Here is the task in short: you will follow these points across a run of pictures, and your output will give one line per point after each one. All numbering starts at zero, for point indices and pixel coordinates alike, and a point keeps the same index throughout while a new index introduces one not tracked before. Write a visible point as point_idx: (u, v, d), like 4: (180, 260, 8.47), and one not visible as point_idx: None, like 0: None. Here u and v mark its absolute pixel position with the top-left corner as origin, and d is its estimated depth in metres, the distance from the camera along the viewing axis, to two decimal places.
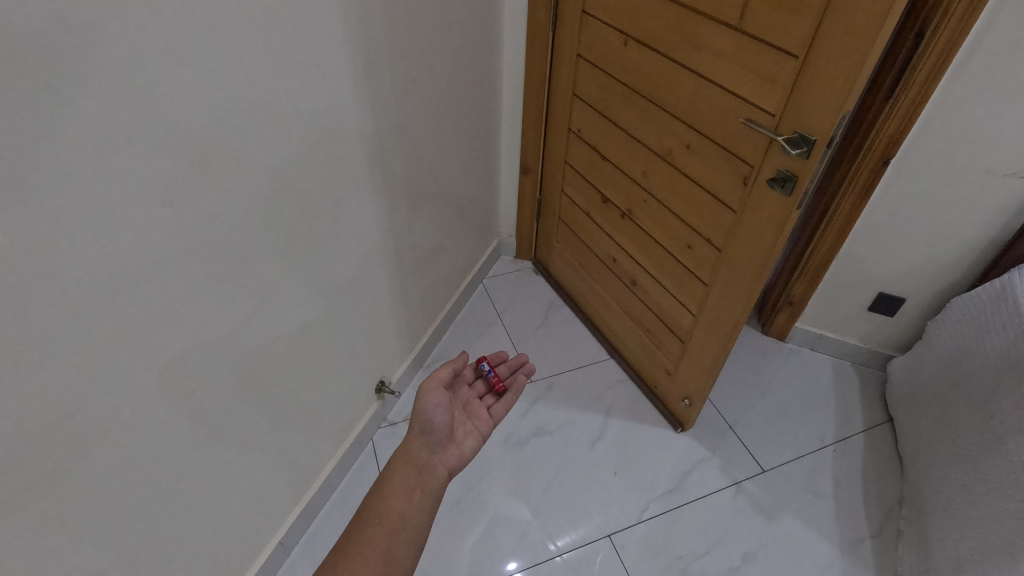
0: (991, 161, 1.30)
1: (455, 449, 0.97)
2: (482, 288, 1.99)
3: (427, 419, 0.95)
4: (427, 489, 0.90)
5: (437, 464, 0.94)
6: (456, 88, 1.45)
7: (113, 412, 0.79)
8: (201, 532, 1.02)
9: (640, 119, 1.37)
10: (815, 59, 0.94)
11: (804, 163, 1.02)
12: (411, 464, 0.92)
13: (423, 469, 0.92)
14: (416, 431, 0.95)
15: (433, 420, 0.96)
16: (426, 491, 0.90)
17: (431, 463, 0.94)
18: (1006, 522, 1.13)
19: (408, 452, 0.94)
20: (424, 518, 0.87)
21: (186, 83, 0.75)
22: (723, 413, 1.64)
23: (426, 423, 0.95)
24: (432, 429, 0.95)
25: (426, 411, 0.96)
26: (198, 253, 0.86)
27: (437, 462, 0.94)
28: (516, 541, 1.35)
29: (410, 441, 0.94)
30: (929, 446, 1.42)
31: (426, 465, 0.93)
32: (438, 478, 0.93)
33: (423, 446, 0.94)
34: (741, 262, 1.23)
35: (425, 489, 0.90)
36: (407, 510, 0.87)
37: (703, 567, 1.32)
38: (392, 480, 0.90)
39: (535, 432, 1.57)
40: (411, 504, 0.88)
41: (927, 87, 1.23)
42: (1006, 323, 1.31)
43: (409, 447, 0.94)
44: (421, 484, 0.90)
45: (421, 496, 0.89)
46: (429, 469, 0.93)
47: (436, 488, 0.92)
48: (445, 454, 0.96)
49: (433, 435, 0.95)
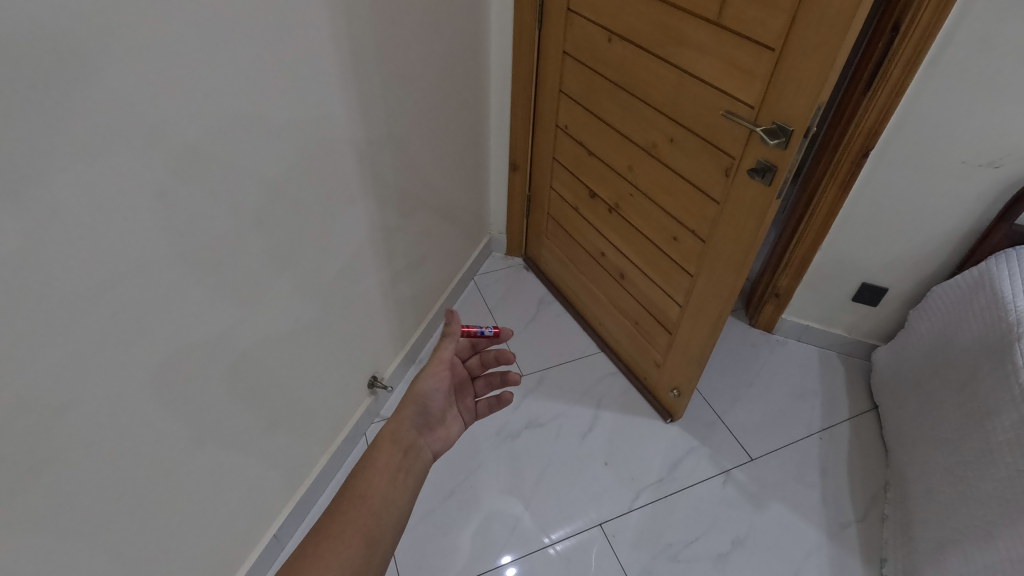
0: (965, 153, 1.33)
1: (441, 433, 0.94)
2: (472, 285, 2.00)
3: (425, 397, 0.91)
4: (410, 471, 0.85)
5: (423, 446, 0.90)
6: (445, 83, 1.45)
7: (104, 410, 0.79)
8: (195, 530, 1.03)
9: (624, 113, 1.39)
10: (791, 52, 0.96)
11: (782, 153, 1.04)
12: (398, 444, 0.87)
13: (408, 451, 0.87)
14: (410, 410, 0.90)
15: (430, 399, 0.92)
16: (409, 473, 0.85)
17: (418, 444, 0.89)
18: (986, 501, 1.16)
19: (396, 431, 0.88)
20: (407, 501, 0.82)
21: (174, 83, 0.75)
22: (712, 404, 1.66)
23: (421, 405, 0.91)
24: (425, 412, 0.91)
25: (424, 392, 0.91)
26: (191, 252, 0.86)
27: (423, 444, 0.90)
28: (509, 533, 1.37)
29: (404, 421, 0.89)
30: (911, 432, 1.46)
31: (413, 446, 0.88)
32: (423, 460, 0.89)
33: (412, 428, 0.90)
34: (724, 251, 1.24)
35: (409, 472, 0.85)
36: (390, 491, 0.81)
37: (693, 553, 1.35)
38: (377, 459, 0.83)
39: (527, 425, 1.58)
40: (394, 485, 0.82)
41: (904, 80, 1.25)
42: (983, 310, 1.34)
43: (399, 426, 0.88)
44: (405, 466, 0.85)
45: (405, 479, 0.84)
46: (415, 451, 0.88)
47: (417, 471, 0.87)
48: (433, 437, 0.93)
49: (424, 417, 0.91)
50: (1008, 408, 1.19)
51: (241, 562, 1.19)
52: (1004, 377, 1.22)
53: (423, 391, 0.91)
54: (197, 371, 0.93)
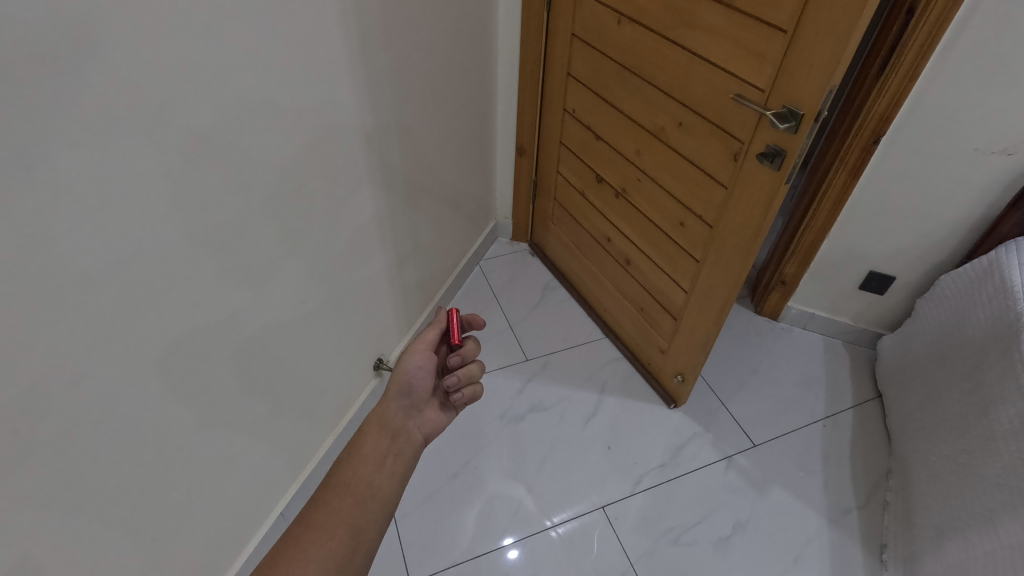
0: (978, 140, 1.31)
1: (431, 415, 0.94)
2: (478, 269, 2.00)
3: (409, 377, 0.92)
4: (398, 455, 0.86)
5: (412, 429, 0.91)
6: (452, 64, 1.44)
7: (111, 391, 0.79)
8: (202, 509, 1.04)
9: (632, 96, 1.37)
10: (804, 35, 0.94)
11: (792, 137, 1.03)
12: (385, 429, 0.88)
13: (396, 436, 0.88)
14: (394, 393, 0.91)
15: (414, 380, 0.92)
16: (398, 458, 0.85)
17: (407, 427, 0.90)
18: (988, 488, 1.17)
19: (383, 415, 0.90)
20: (395, 488, 0.82)
21: (181, 62, 0.75)
22: (715, 390, 1.67)
23: (405, 384, 0.92)
24: (411, 393, 0.92)
25: (407, 372, 0.92)
26: (199, 233, 0.86)
27: (413, 427, 0.91)
28: (510, 516, 1.38)
29: (390, 406, 0.91)
30: (915, 421, 1.46)
31: (401, 429, 0.89)
32: (413, 443, 0.89)
33: (398, 411, 0.91)
34: (734, 238, 1.23)
35: (397, 456, 0.85)
36: (377, 478, 0.81)
37: (694, 537, 1.36)
38: (363, 447, 0.84)
39: (531, 408, 1.59)
40: (381, 471, 0.82)
41: (917, 65, 1.24)
42: (992, 298, 1.33)
43: (384, 412, 0.90)
44: (392, 452, 0.85)
45: (393, 463, 0.84)
46: (403, 434, 0.89)
47: (408, 455, 0.87)
48: (422, 419, 0.93)
49: (412, 398, 0.92)
50: (1013, 397, 1.19)
51: (247, 540, 1.21)
52: (1010, 367, 1.22)
53: (408, 371, 0.92)
54: (203, 354, 0.93)
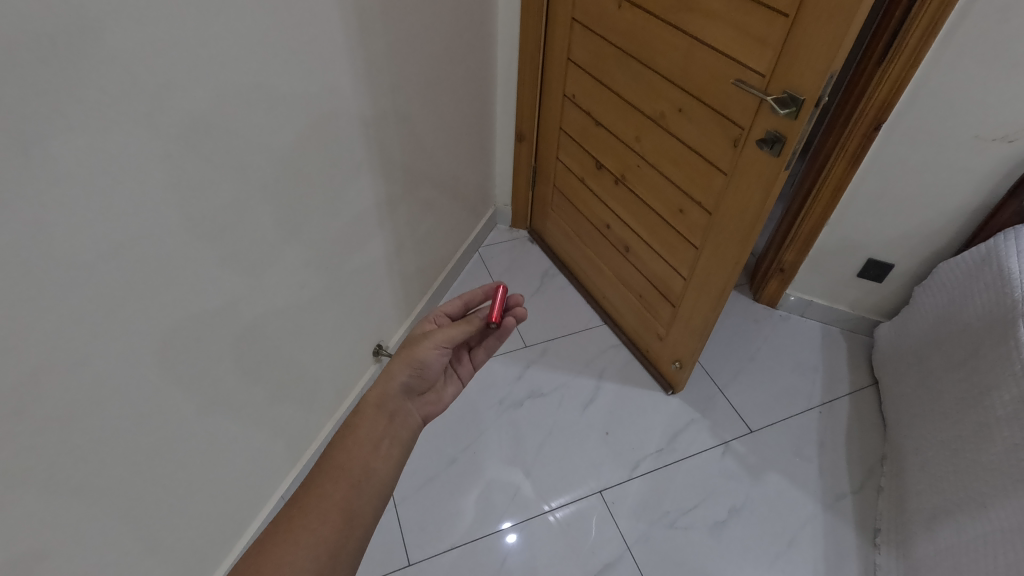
0: (979, 127, 1.31)
1: (432, 398, 0.96)
2: (477, 256, 2.00)
3: (424, 363, 0.91)
4: (396, 439, 0.86)
5: (411, 410, 0.91)
6: (452, 48, 1.42)
7: (110, 377, 0.80)
8: (201, 492, 1.05)
9: (632, 82, 1.36)
10: (804, 19, 0.94)
11: (792, 123, 1.02)
12: (383, 410, 0.87)
13: (393, 417, 0.88)
14: (405, 371, 0.90)
15: (427, 366, 0.91)
16: (394, 441, 0.86)
17: (405, 408, 0.90)
18: (982, 473, 1.18)
19: (381, 394, 0.89)
20: (389, 472, 0.83)
21: (179, 47, 0.74)
22: (712, 375, 1.68)
23: (416, 368, 0.90)
24: (420, 377, 0.91)
25: (423, 359, 0.90)
26: (197, 218, 0.86)
27: (411, 408, 0.91)
28: (508, 500, 1.39)
29: (395, 382, 0.89)
30: (911, 408, 1.47)
31: (399, 410, 0.89)
32: (409, 425, 0.90)
33: (399, 392, 0.90)
34: (732, 225, 1.23)
35: (394, 440, 0.86)
36: (372, 462, 0.82)
37: (690, 521, 1.37)
38: (359, 428, 0.84)
39: (529, 394, 1.60)
40: (377, 456, 0.83)
41: (919, 51, 1.23)
42: (989, 286, 1.34)
43: (378, 392, 0.89)
44: (389, 435, 0.86)
45: (389, 448, 0.85)
46: (400, 417, 0.89)
47: (404, 438, 0.88)
48: (422, 401, 0.94)
49: (416, 382, 0.92)
50: (1008, 383, 1.20)
51: (246, 524, 1.22)
52: (1005, 353, 1.23)
53: (423, 358, 0.90)
54: (201, 342, 0.94)
